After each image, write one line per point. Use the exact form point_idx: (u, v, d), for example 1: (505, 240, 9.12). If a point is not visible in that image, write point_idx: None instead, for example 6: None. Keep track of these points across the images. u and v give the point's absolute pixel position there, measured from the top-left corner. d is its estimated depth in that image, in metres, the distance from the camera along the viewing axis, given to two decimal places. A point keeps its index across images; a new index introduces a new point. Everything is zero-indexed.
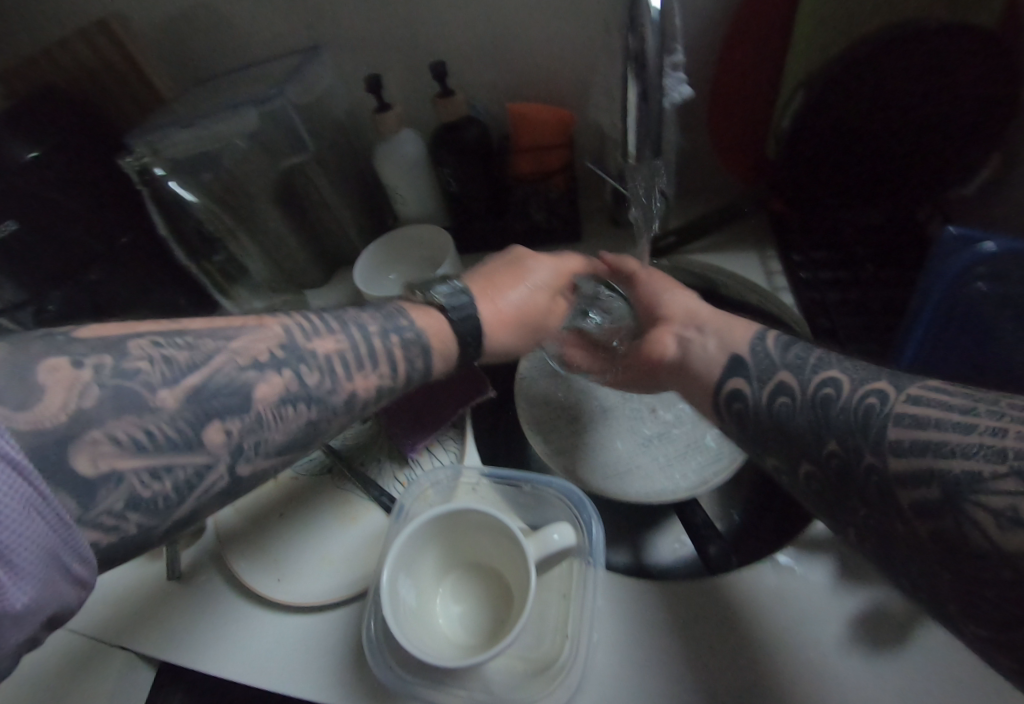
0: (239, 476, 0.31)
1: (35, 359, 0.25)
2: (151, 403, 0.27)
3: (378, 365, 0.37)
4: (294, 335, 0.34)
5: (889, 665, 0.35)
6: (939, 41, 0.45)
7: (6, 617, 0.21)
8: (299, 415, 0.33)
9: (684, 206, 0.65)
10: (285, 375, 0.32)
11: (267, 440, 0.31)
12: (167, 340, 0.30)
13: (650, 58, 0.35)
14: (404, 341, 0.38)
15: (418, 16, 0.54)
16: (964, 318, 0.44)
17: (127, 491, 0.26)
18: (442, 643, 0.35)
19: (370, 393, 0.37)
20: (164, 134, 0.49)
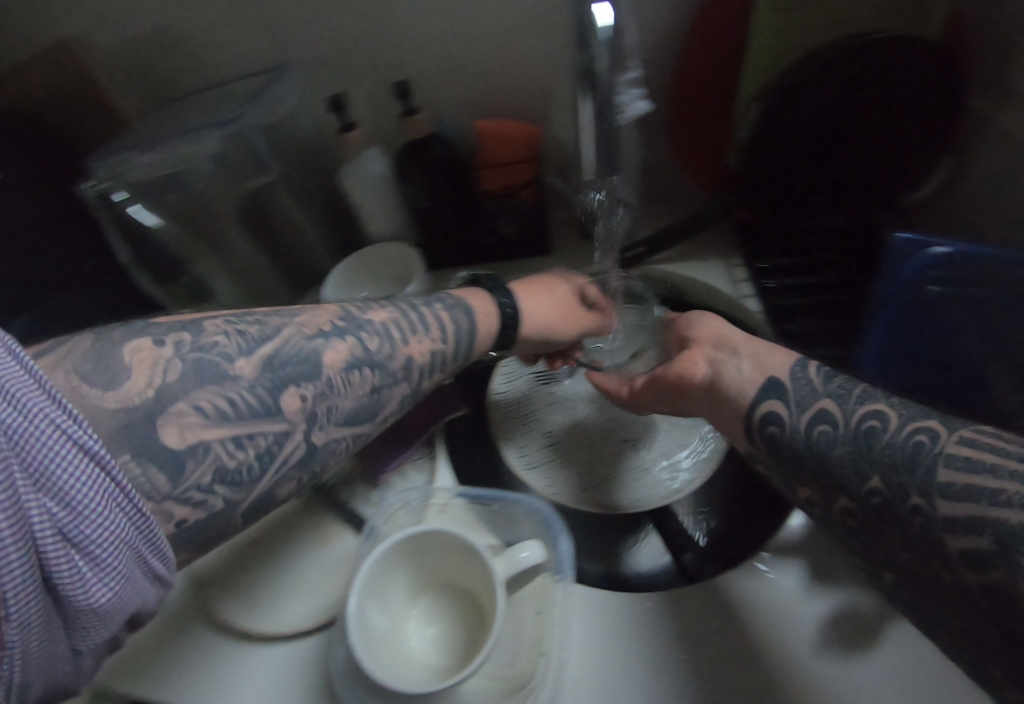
0: (313, 444, 0.30)
1: (117, 344, 0.26)
2: (229, 371, 0.27)
3: (428, 329, 0.37)
4: (349, 310, 0.35)
5: (862, 667, 0.35)
6: (882, 50, 0.47)
7: (92, 616, 0.21)
8: (364, 380, 0.32)
9: (651, 216, 0.66)
10: (348, 341, 0.32)
11: (337, 407, 0.31)
12: (236, 318, 0.30)
13: (602, 78, 0.36)
14: (450, 309, 0.40)
15: (381, 37, 0.54)
16: (922, 320, 0.45)
17: (213, 462, 0.26)
18: (414, 667, 0.35)
19: (425, 359, 0.36)
20: (123, 159, 0.49)
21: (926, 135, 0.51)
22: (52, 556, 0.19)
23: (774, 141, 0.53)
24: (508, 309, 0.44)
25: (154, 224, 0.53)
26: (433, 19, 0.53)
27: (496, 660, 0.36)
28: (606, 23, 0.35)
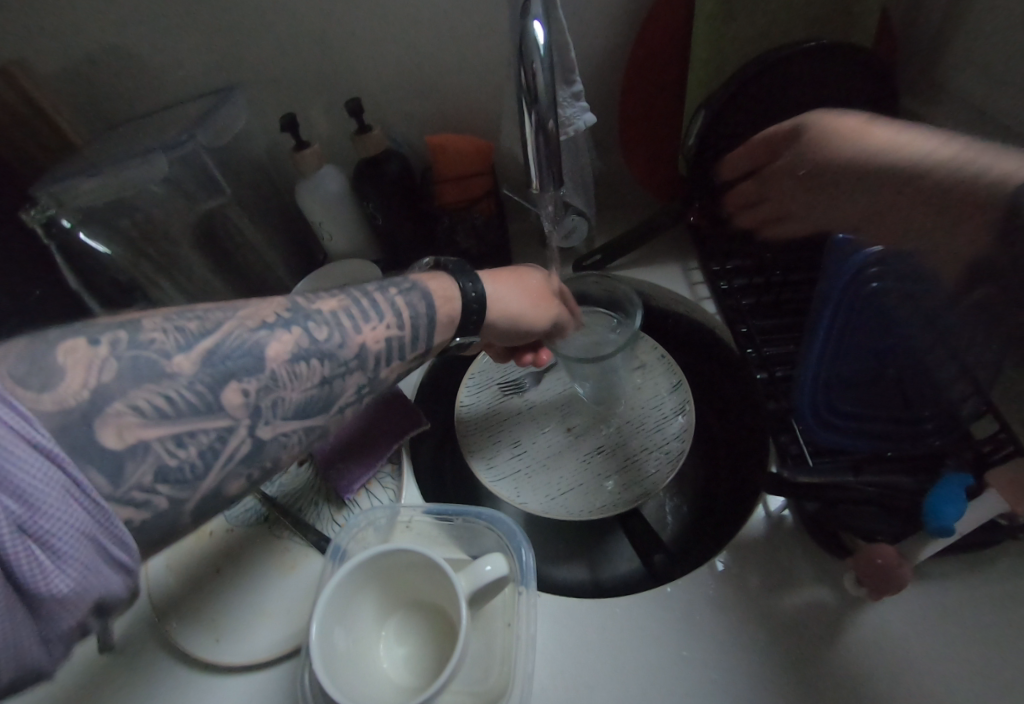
0: (261, 440, 0.30)
1: (52, 346, 0.24)
2: (167, 369, 0.26)
3: (382, 314, 0.35)
4: (298, 300, 0.33)
5: (827, 656, 0.36)
6: (815, 55, 0.48)
7: (57, 603, 0.21)
8: (312, 372, 0.31)
9: (608, 222, 0.67)
10: (294, 332, 0.31)
11: (283, 401, 0.30)
12: (176, 314, 0.29)
13: (541, 92, 0.37)
14: (402, 292, 0.37)
15: (330, 55, 0.54)
16: (865, 317, 0.47)
17: (153, 461, 0.25)
18: (383, 689, 0.35)
19: (381, 347, 0.34)
20: (68, 184, 0.48)
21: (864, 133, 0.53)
22: (7, 548, 0.19)
23: (723, 145, 0.54)
24: (472, 299, 0.40)
25: (105, 252, 0.52)
26: (382, 35, 0.53)
27: (468, 676, 0.36)
28: (543, 42, 0.36)
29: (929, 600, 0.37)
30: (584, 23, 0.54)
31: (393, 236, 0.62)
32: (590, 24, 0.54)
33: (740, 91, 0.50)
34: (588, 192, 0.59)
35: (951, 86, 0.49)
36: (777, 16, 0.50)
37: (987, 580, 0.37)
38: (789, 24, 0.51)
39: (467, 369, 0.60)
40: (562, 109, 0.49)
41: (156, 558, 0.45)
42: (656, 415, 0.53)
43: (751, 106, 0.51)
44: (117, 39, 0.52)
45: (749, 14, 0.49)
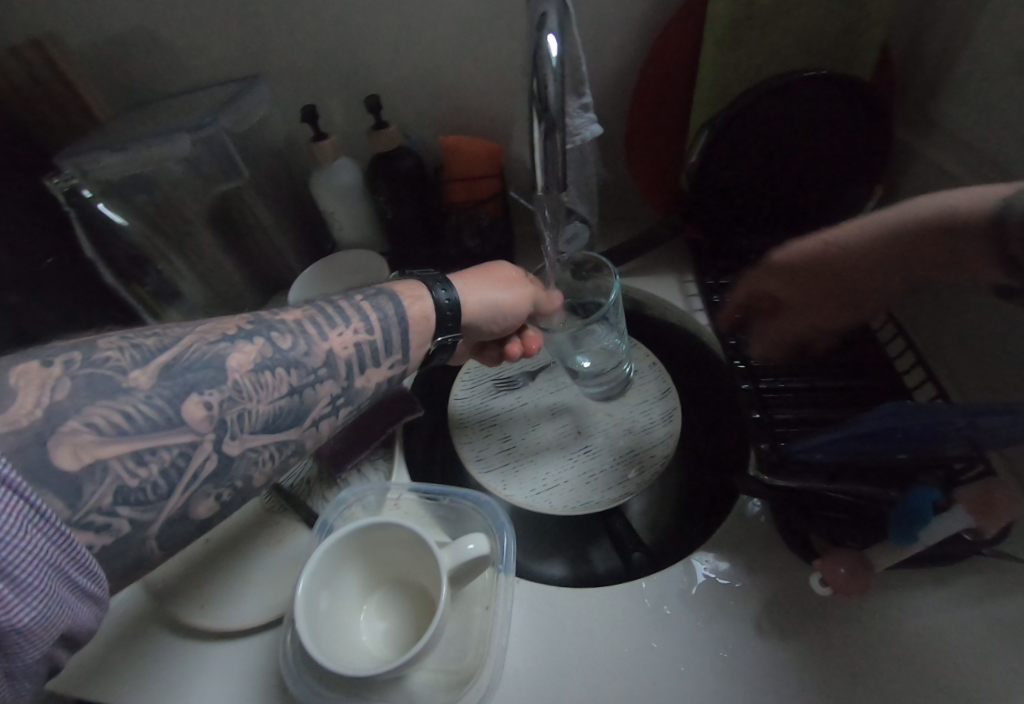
0: (227, 455, 0.30)
1: (5, 367, 0.26)
2: (124, 384, 0.28)
3: (349, 319, 0.36)
4: (263, 315, 0.35)
5: (790, 653, 0.38)
6: (814, 85, 0.50)
7: (21, 635, 0.21)
8: (278, 381, 0.32)
9: (609, 233, 0.70)
10: (257, 343, 0.32)
11: (250, 413, 0.31)
12: (135, 335, 0.31)
13: (551, 103, 0.39)
14: (369, 296, 0.39)
15: (352, 52, 0.57)
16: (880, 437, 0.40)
17: (114, 481, 0.26)
18: (360, 658, 0.36)
19: (350, 350, 0.36)
20: (90, 157, 0.49)
21: (863, 163, 0.55)
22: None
23: (721, 163, 0.56)
24: (445, 304, 0.41)
25: (122, 222, 0.54)
26: (405, 38, 0.56)
27: (444, 653, 0.37)
28: (556, 54, 0.38)
29: (892, 611, 0.39)
30: (598, 40, 0.56)
31: (401, 231, 0.64)
32: (603, 42, 0.56)
33: (742, 112, 0.51)
34: (591, 201, 0.61)
35: (945, 122, 0.51)
36: (780, 47, 0.52)
37: (947, 593, 0.39)
38: (789, 56, 0.53)
39: (461, 366, 0.62)
40: (571, 119, 0.51)
41: None
42: (644, 418, 0.55)
43: (750, 128, 0.52)
44: (149, 21, 0.54)
45: (752, 44, 0.52)
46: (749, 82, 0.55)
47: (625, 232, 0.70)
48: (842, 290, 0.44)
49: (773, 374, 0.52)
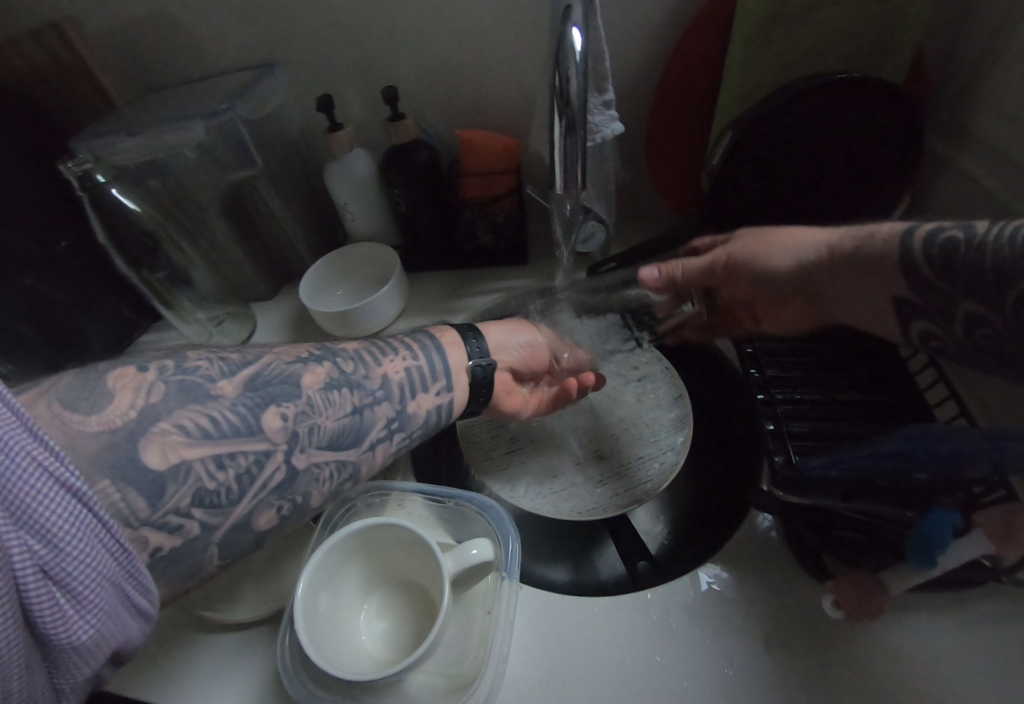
0: (294, 468, 0.31)
1: (103, 372, 0.28)
2: (212, 392, 0.29)
3: (398, 350, 0.39)
4: (328, 344, 0.37)
5: (796, 674, 0.36)
6: (846, 88, 0.48)
7: (78, 651, 0.22)
8: (343, 400, 0.34)
9: (624, 235, 0.69)
10: (325, 366, 0.34)
11: (318, 428, 0.32)
12: (221, 351, 0.33)
13: (573, 98, 0.38)
14: (416, 335, 0.42)
15: (371, 42, 0.56)
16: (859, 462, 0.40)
17: (193, 484, 0.27)
18: (358, 659, 0.35)
19: (402, 376, 0.38)
20: (106, 142, 0.49)
21: (891, 170, 0.53)
22: (33, 594, 0.20)
23: (744, 167, 0.54)
24: (472, 337, 0.44)
25: (136, 210, 0.53)
26: (424, 29, 0.54)
27: (444, 657, 0.37)
28: (580, 48, 0.37)
29: (904, 635, 0.37)
30: (622, 36, 0.55)
31: (414, 224, 0.64)
32: (629, 38, 0.55)
33: (768, 115, 0.49)
34: (609, 200, 0.60)
35: (979, 129, 0.49)
36: (811, 48, 0.51)
37: (962, 620, 0.38)
38: (820, 58, 0.51)
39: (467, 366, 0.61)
40: (592, 116, 0.50)
41: None
42: (654, 424, 0.54)
43: (775, 131, 0.51)
44: (168, 6, 0.53)
45: (781, 45, 0.50)
46: (777, 84, 0.53)
47: (643, 233, 0.69)
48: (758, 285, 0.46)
49: (788, 386, 0.51)
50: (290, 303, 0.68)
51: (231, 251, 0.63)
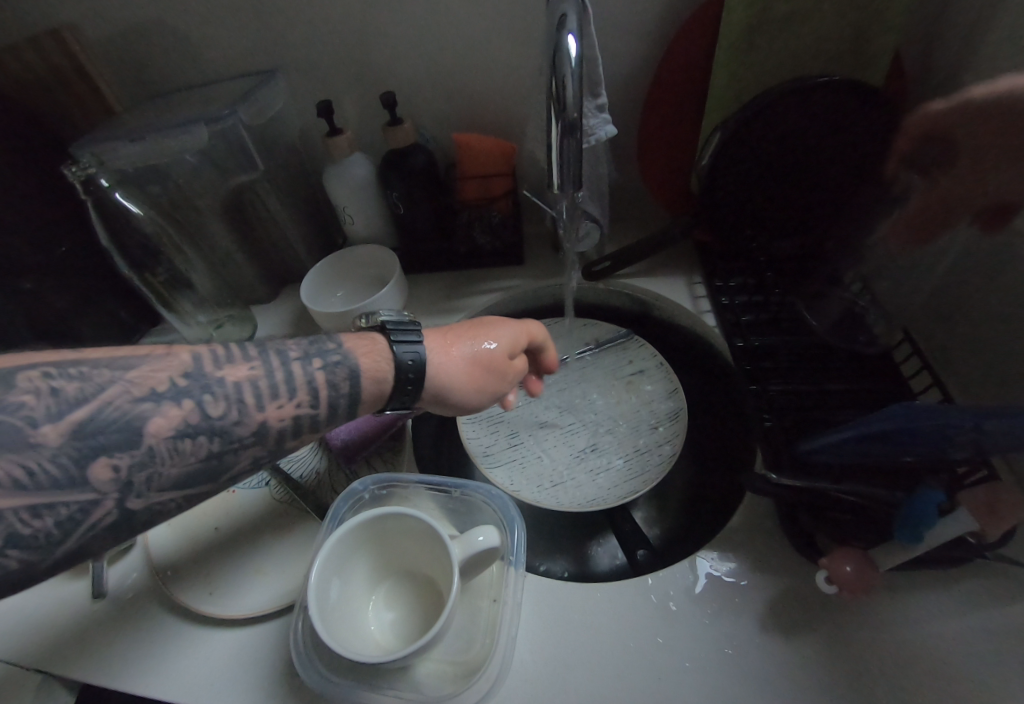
0: (129, 511, 0.27)
1: None
2: (30, 438, 0.24)
3: (293, 390, 0.33)
4: (202, 362, 0.31)
5: (794, 652, 0.38)
6: (830, 91, 0.50)
7: None
8: (198, 448, 0.29)
9: (618, 235, 0.71)
10: (184, 405, 0.29)
11: (160, 477, 0.28)
12: (58, 369, 0.27)
13: (569, 102, 0.39)
14: (329, 366, 0.34)
15: (369, 48, 0.57)
16: (857, 440, 0.42)
17: (5, 529, 0.24)
18: (369, 647, 0.36)
19: (286, 424, 0.32)
20: (109, 146, 0.50)
21: None
22: None
23: (732, 167, 0.56)
24: (406, 356, 0.37)
25: (138, 213, 0.54)
26: (422, 35, 0.56)
27: (451, 646, 0.38)
28: (575, 54, 0.38)
29: (897, 613, 0.39)
30: (613, 41, 0.57)
31: (412, 226, 0.65)
32: (619, 45, 0.57)
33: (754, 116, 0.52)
34: (603, 200, 0.61)
35: None
36: (793, 54, 0.53)
37: (951, 596, 0.39)
38: (802, 63, 0.54)
39: None
40: (586, 119, 0.52)
41: None
42: (651, 417, 0.56)
43: (762, 131, 0.53)
44: (168, 13, 0.54)
45: (765, 51, 0.52)
46: (761, 88, 0.55)
47: (636, 232, 0.70)
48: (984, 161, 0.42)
49: (778, 378, 0.53)
50: (290, 305, 0.69)
51: (230, 254, 0.63)
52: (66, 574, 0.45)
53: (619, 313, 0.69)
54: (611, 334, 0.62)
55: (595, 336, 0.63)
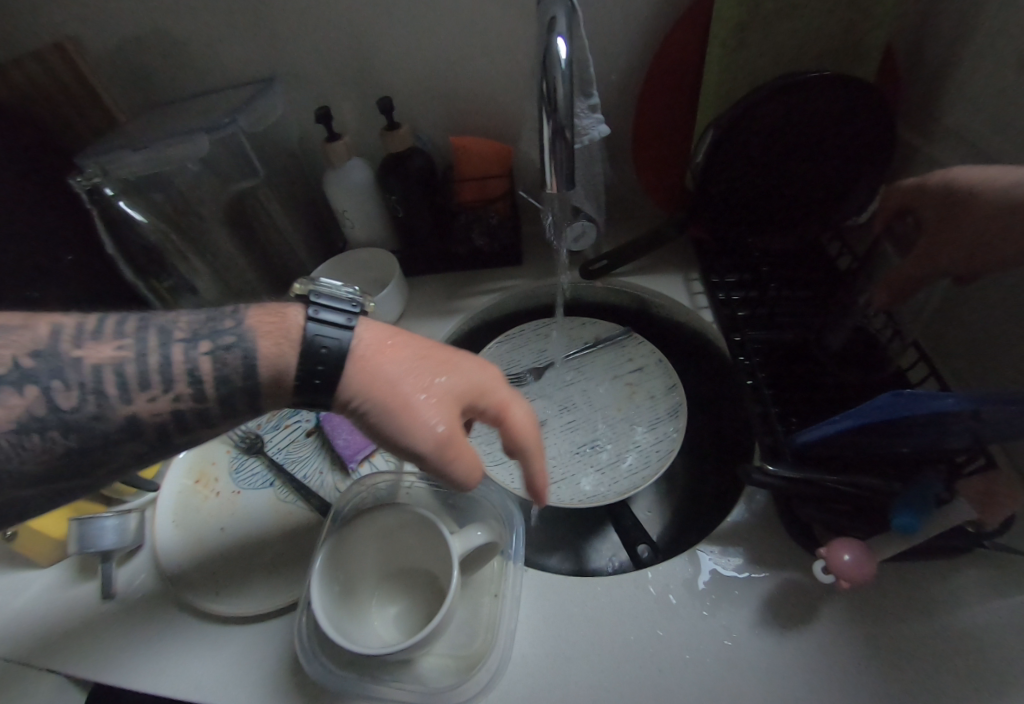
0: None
1: None
2: None
3: (170, 381, 0.30)
4: (59, 342, 0.28)
5: (795, 643, 0.38)
6: (822, 86, 0.49)
7: None
8: (49, 444, 0.27)
9: (615, 233, 0.71)
10: (30, 395, 0.26)
11: (11, 471, 0.26)
12: None
13: (560, 103, 0.40)
14: (218, 351, 0.31)
15: (366, 55, 0.58)
16: (847, 434, 0.39)
17: None
18: (371, 640, 0.37)
19: (163, 417, 0.30)
20: (112, 156, 0.51)
21: (870, 165, 0.55)
22: None
23: (726, 164, 0.56)
24: (320, 341, 0.32)
25: (142, 221, 0.56)
26: (417, 41, 0.57)
27: (454, 639, 0.38)
28: (564, 56, 0.39)
29: (895, 603, 0.39)
30: (605, 41, 0.57)
31: (412, 229, 0.66)
32: (611, 45, 0.57)
33: (745, 113, 0.51)
34: (598, 199, 0.62)
35: (946, 123, 0.51)
36: (784, 51, 0.53)
37: (952, 587, 0.39)
38: (793, 59, 0.54)
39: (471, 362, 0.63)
40: (578, 120, 0.52)
41: (164, 517, 0.49)
42: (650, 413, 0.56)
43: (753, 128, 0.53)
44: (169, 25, 0.56)
45: (756, 47, 0.53)
46: (754, 84, 0.55)
47: (633, 231, 0.71)
48: (954, 237, 0.44)
49: (774, 372, 0.53)
50: None
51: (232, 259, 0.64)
52: (77, 574, 0.46)
53: (617, 311, 0.69)
54: (609, 332, 0.63)
55: (595, 333, 0.64)
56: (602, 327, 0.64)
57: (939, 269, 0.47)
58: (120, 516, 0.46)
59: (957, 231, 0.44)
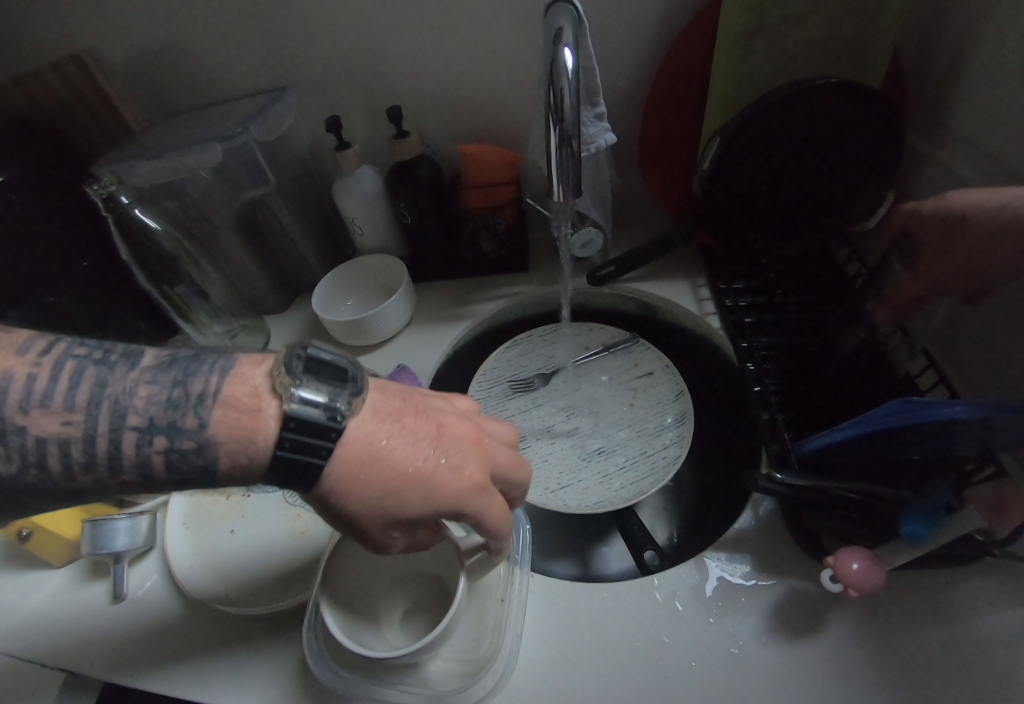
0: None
1: None
2: None
3: (117, 467, 0.26)
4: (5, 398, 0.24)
5: (802, 650, 0.38)
6: (829, 94, 0.49)
7: None
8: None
9: (622, 240, 0.72)
10: None
11: None
12: None
13: (566, 112, 0.40)
14: (173, 451, 0.26)
15: (375, 65, 0.59)
16: (857, 438, 0.38)
17: None
18: (379, 642, 0.37)
19: (110, 487, 0.27)
20: (128, 165, 0.53)
21: (879, 171, 0.55)
22: None
23: (732, 169, 0.56)
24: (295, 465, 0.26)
25: (156, 228, 0.56)
26: (426, 50, 0.58)
27: (461, 643, 0.39)
28: (570, 66, 0.39)
29: (905, 612, 0.39)
30: (612, 49, 0.58)
31: (420, 235, 0.66)
32: (618, 54, 0.58)
33: (750, 122, 0.52)
34: (605, 206, 0.63)
35: (954, 129, 0.51)
36: (790, 58, 0.54)
37: (962, 596, 0.39)
38: (798, 67, 0.54)
39: (478, 368, 0.63)
40: (585, 128, 0.53)
41: (174, 519, 0.49)
42: (658, 419, 0.56)
43: (758, 135, 0.53)
44: (184, 37, 0.57)
45: (762, 54, 0.53)
46: (759, 92, 0.56)
47: (640, 238, 0.71)
48: (959, 256, 0.45)
49: (781, 378, 0.53)
50: (302, 314, 0.71)
51: (244, 265, 0.65)
52: (88, 575, 0.47)
53: (624, 317, 0.70)
54: (615, 337, 0.63)
55: (602, 338, 0.64)
56: (609, 334, 0.64)
57: (943, 286, 0.48)
58: (131, 518, 0.47)
59: (961, 247, 0.44)
